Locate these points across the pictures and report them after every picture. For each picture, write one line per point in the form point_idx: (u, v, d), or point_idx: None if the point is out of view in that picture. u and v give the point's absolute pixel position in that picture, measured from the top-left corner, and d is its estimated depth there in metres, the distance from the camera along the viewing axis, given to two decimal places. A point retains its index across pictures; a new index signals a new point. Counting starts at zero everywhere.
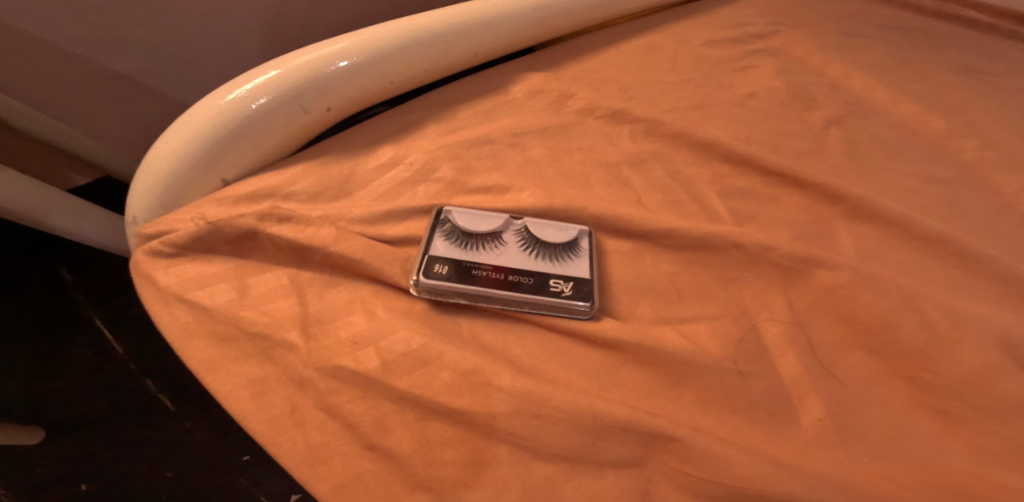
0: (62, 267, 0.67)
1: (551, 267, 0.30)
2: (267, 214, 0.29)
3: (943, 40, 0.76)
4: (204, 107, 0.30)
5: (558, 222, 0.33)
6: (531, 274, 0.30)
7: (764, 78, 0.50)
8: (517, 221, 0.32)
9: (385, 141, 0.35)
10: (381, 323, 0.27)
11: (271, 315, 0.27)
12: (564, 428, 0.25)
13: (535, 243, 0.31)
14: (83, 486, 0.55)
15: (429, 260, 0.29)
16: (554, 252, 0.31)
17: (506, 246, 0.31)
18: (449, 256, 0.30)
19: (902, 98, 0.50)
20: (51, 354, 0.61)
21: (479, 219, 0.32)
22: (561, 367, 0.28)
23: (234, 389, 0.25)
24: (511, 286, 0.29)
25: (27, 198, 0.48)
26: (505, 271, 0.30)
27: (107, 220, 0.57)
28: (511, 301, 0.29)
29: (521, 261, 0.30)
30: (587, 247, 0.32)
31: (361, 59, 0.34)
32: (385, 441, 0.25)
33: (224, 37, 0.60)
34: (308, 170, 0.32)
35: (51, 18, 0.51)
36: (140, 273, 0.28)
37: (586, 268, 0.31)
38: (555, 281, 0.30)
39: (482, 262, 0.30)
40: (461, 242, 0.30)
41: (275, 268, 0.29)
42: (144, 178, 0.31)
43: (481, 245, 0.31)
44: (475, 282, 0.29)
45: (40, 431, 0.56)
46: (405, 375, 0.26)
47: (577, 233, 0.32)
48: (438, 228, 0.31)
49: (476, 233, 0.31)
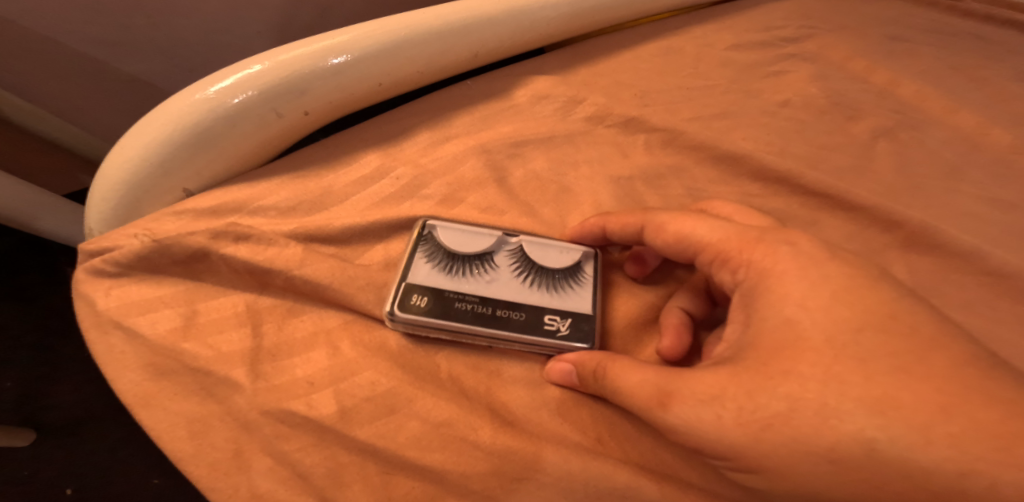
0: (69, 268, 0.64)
1: (547, 301, 0.28)
2: (222, 232, 0.26)
3: (996, 46, 0.70)
4: (164, 110, 0.27)
5: (560, 243, 0.30)
6: (523, 308, 0.27)
7: (797, 84, 0.45)
8: (511, 239, 0.29)
9: (373, 148, 0.31)
10: (344, 362, 0.24)
11: (217, 348, 0.24)
12: (548, 492, 0.23)
13: (530, 268, 0.28)
14: (69, 490, 0.54)
15: (408, 288, 0.26)
16: (551, 281, 0.28)
17: (497, 271, 0.28)
18: (430, 284, 0.26)
19: (962, 107, 0.44)
20: (49, 356, 0.60)
21: (468, 237, 0.28)
22: (553, 417, 0.25)
23: (171, 428, 0.23)
24: (498, 322, 0.26)
25: (22, 205, 0.46)
26: (496, 305, 0.27)
27: None
28: (498, 339, 0.26)
29: (514, 292, 0.27)
30: (591, 274, 0.29)
31: (345, 62, 0.31)
32: (340, 497, 0.22)
33: (235, 43, 0.58)
34: (282, 183, 0.28)
35: (62, 20, 0.50)
36: (81, 293, 0.25)
37: (588, 303, 0.28)
38: (550, 317, 0.27)
39: (469, 292, 0.27)
40: (445, 266, 0.27)
41: (231, 292, 0.25)
42: (100, 187, 0.28)
43: (470, 269, 0.28)
44: (456, 317, 0.25)
45: (30, 433, 0.54)
46: (368, 423, 0.23)
47: (581, 258, 0.29)
48: (420, 248, 0.28)
49: (464, 255, 0.28)
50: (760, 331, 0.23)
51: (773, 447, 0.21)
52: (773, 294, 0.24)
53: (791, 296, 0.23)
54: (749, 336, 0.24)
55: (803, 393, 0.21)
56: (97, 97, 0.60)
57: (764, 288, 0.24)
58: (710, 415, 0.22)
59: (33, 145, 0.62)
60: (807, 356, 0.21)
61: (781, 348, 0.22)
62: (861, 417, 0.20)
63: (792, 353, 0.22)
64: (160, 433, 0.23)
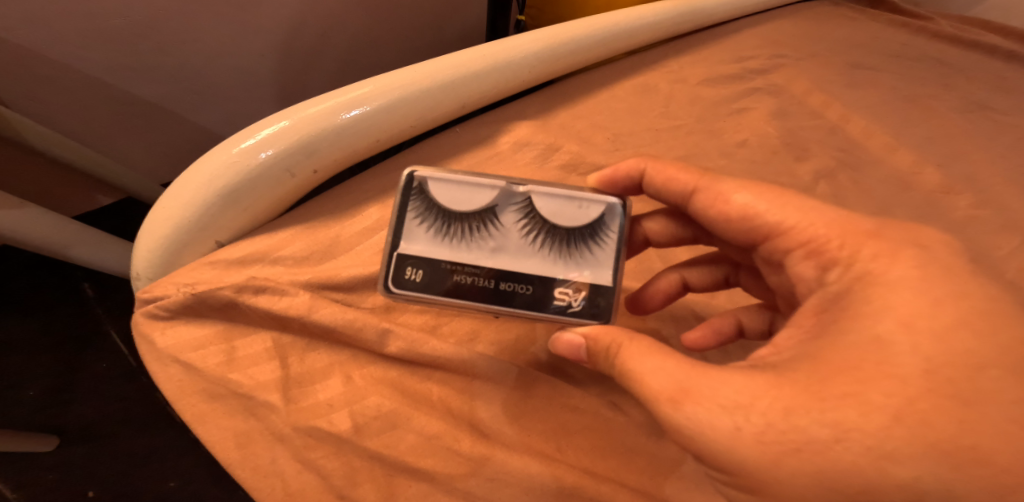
0: (88, 285, 0.85)
1: (556, 269, 0.33)
2: (244, 285, 0.31)
3: (958, 70, 0.75)
4: (201, 172, 0.33)
5: (574, 199, 0.33)
6: (532, 283, 0.32)
7: (756, 122, 0.51)
8: (520, 197, 0.33)
9: (372, 201, 0.37)
10: (356, 389, 0.31)
11: (255, 378, 0.31)
12: (514, 490, 0.30)
13: (538, 229, 0.33)
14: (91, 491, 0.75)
15: (409, 263, 0.31)
16: (559, 242, 0.33)
17: (509, 235, 0.33)
18: (426, 252, 0.32)
19: (900, 145, 0.50)
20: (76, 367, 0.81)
21: (473, 196, 0.33)
22: (522, 431, 0.32)
23: (223, 439, 0.30)
24: (507, 295, 0.32)
25: (56, 237, 0.57)
26: (502, 277, 0.32)
27: (118, 249, 0.66)
28: (506, 309, 0.32)
29: (523, 251, 0.33)
30: (615, 233, 0.34)
31: (355, 115, 0.37)
32: (354, 493, 0.30)
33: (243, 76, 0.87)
34: (297, 234, 0.34)
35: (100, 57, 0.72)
36: (141, 333, 0.32)
37: (604, 268, 0.33)
38: (561, 291, 0.32)
39: (473, 261, 0.32)
40: (451, 232, 0.32)
41: (260, 330, 0.32)
42: (145, 241, 0.34)
43: (471, 229, 0.32)
44: (462, 291, 0.32)
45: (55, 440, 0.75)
46: (376, 436, 0.30)
47: (598, 213, 0.34)
48: (412, 205, 0.32)
49: (473, 216, 0.33)
50: (832, 346, 0.27)
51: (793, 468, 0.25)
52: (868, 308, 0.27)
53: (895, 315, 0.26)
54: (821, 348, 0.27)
55: (859, 425, 0.24)
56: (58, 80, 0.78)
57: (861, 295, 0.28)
58: (729, 425, 0.26)
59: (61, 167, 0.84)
60: (884, 386, 0.25)
61: (843, 371, 0.26)
62: (901, 457, 0.24)
63: (854, 374, 0.25)
64: (214, 443, 0.31)
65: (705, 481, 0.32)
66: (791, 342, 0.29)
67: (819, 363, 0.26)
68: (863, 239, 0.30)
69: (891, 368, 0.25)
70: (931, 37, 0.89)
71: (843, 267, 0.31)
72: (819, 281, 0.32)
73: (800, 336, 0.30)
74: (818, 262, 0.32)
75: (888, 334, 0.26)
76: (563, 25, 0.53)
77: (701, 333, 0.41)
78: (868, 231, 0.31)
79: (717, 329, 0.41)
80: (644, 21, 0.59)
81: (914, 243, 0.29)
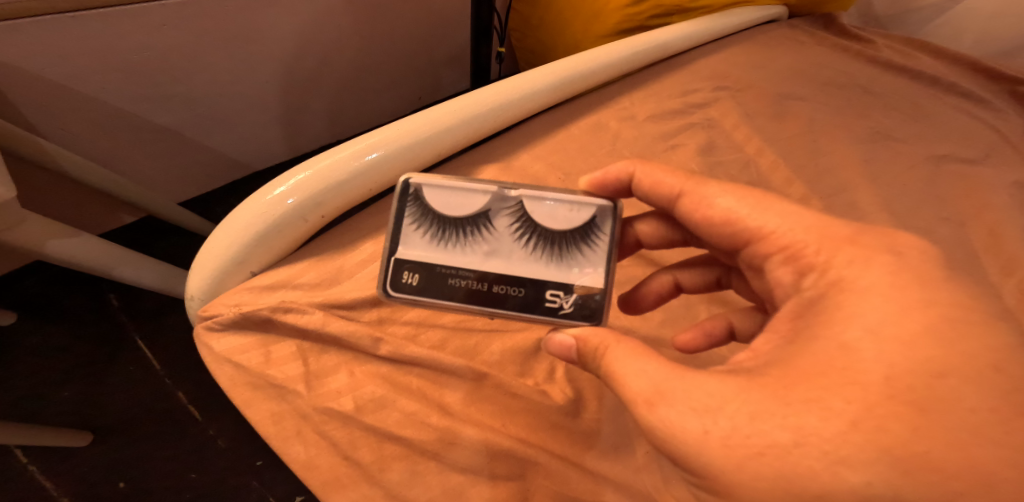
0: (112, 296, 1.16)
1: (549, 272, 0.42)
2: (277, 306, 0.42)
3: (879, 97, 0.86)
4: (244, 217, 0.44)
5: (568, 206, 0.43)
6: (527, 287, 0.42)
7: (684, 160, 0.66)
8: (513, 207, 0.43)
9: (368, 238, 0.48)
10: (357, 380, 0.42)
11: (285, 373, 0.42)
12: (471, 452, 0.41)
13: (530, 235, 0.43)
14: (122, 483, 1.00)
15: (409, 267, 0.42)
16: (551, 246, 0.43)
17: (506, 240, 0.43)
18: (423, 257, 0.42)
19: (796, 180, 0.66)
20: (106, 369, 1.09)
21: (470, 205, 0.43)
22: (479, 410, 0.43)
23: (263, 417, 0.42)
24: (505, 295, 0.41)
25: (104, 260, 0.69)
26: (495, 282, 0.42)
27: (153, 266, 0.78)
28: (502, 311, 0.41)
29: (507, 251, 0.42)
30: (609, 235, 0.43)
31: (358, 166, 0.48)
32: (355, 455, 0.41)
33: (257, 111, 1.18)
34: (311, 265, 0.45)
35: (114, 87, 0.94)
36: (202, 342, 0.43)
37: (592, 268, 0.42)
38: (553, 294, 0.42)
39: (469, 266, 0.42)
40: (450, 239, 0.43)
41: (287, 339, 0.43)
42: (200, 271, 0.44)
43: (460, 233, 0.43)
44: (462, 291, 0.41)
45: (89, 435, 1.01)
46: (371, 413, 0.41)
47: (589, 217, 0.43)
48: (409, 212, 0.43)
49: (471, 223, 0.43)
50: (799, 351, 0.34)
51: (756, 470, 0.31)
52: (837, 314, 0.34)
53: (865, 324, 0.33)
54: (788, 353, 0.34)
55: (812, 433, 0.30)
56: (69, 109, 0.93)
57: (830, 308, 0.35)
58: (699, 428, 0.33)
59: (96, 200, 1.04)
60: (845, 394, 0.31)
61: (811, 377, 0.32)
62: (843, 458, 0.30)
63: (822, 380, 0.32)
64: (257, 420, 0.42)
65: (616, 446, 0.43)
66: (767, 348, 0.36)
67: (789, 368, 0.33)
68: (841, 244, 0.38)
69: (855, 375, 0.31)
70: (867, 61, 0.98)
71: (818, 273, 0.38)
72: (796, 288, 0.39)
73: (777, 340, 0.37)
74: (795, 267, 0.40)
75: (854, 343, 0.32)
76: (509, 78, 0.62)
77: (692, 336, 0.51)
78: (846, 236, 0.38)
79: (707, 333, 0.51)
80: (583, 69, 0.69)
81: (890, 249, 0.36)
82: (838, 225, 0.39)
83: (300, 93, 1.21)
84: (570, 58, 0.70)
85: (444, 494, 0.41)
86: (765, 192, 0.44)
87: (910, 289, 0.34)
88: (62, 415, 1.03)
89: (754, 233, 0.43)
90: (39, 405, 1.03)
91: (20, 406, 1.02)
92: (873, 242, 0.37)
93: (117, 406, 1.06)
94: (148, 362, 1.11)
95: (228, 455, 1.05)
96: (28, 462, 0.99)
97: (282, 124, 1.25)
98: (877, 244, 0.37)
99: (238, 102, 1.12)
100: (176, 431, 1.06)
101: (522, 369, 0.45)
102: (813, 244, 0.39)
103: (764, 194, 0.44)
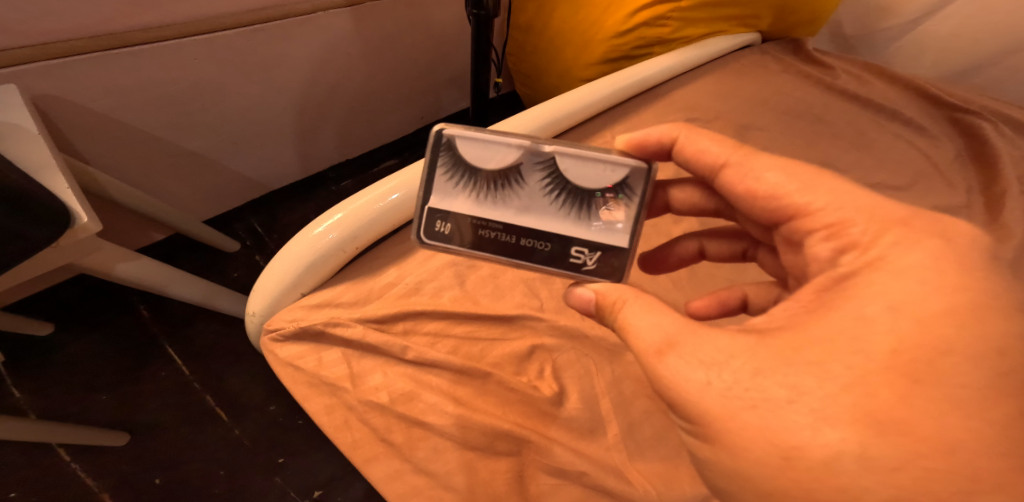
0: (143, 308, 1.27)
1: (576, 229, 0.48)
2: (330, 321, 0.54)
3: (830, 126, 0.97)
4: (296, 250, 0.55)
5: (599, 166, 0.48)
6: (555, 241, 0.48)
7: None
8: (545, 163, 0.48)
9: (391, 265, 0.61)
10: (390, 379, 0.54)
11: (335, 374, 0.54)
12: (480, 434, 0.52)
13: (560, 191, 0.48)
14: (157, 479, 1.09)
15: (443, 217, 0.49)
16: (580, 204, 0.48)
17: (537, 195, 0.48)
18: (456, 206, 0.49)
19: None
20: (138, 373, 1.20)
21: (503, 158, 0.48)
22: (485, 402, 0.55)
23: (319, 408, 0.54)
24: (533, 249, 0.48)
25: (157, 279, 0.81)
26: (524, 236, 0.48)
27: (197, 282, 0.89)
28: (530, 262, 0.48)
29: (533, 204, 0.48)
30: (639, 197, 0.48)
31: (383, 205, 0.58)
32: (390, 437, 0.53)
33: (276, 134, 1.29)
34: (349, 288, 0.57)
35: (149, 116, 1.04)
36: (268, 350, 0.55)
37: (615, 225, 0.48)
38: (579, 250, 0.48)
39: (500, 217, 0.48)
40: (483, 190, 0.48)
41: (335, 347, 0.55)
42: (259, 294, 0.56)
43: (491, 184, 0.48)
44: (493, 242, 0.48)
45: (125, 434, 1.11)
46: (402, 403, 0.53)
47: (618, 176, 0.48)
48: (443, 163, 0.49)
49: (504, 175, 0.48)
50: (856, 332, 0.37)
51: (745, 421, 0.36)
52: (905, 293, 0.37)
53: (931, 314, 0.36)
54: (823, 318, 0.38)
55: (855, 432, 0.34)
56: (109, 135, 1.03)
57: (893, 294, 0.37)
58: (703, 380, 0.38)
59: (126, 215, 1.16)
60: (887, 383, 0.35)
61: (846, 351, 0.36)
62: (894, 457, 0.33)
63: (827, 346, 0.37)
64: (314, 411, 0.54)
65: (594, 431, 0.55)
66: (784, 313, 0.40)
67: (830, 343, 0.37)
68: (891, 226, 0.41)
69: (905, 357, 0.35)
70: (826, 88, 1.10)
71: (859, 251, 0.41)
72: (833, 261, 0.42)
73: (796, 308, 0.41)
74: (836, 244, 0.42)
75: (908, 330, 0.36)
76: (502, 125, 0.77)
77: (703, 305, 0.58)
78: (900, 219, 0.41)
79: (721, 303, 0.57)
80: (560, 113, 0.83)
81: (937, 236, 0.39)
82: (893, 206, 0.42)
83: (315, 119, 1.33)
84: (545, 103, 0.84)
85: (460, 466, 0.52)
86: (818, 171, 0.46)
87: (948, 273, 0.37)
88: (97, 416, 1.13)
89: (800, 209, 0.45)
90: (76, 407, 1.13)
91: (59, 407, 1.12)
92: (925, 226, 0.40)
93: (151, 409, 1.16)
94: (177, 366, 1.22)
95: (251, 454, 1.14)
96: (70, 459, 1.08)
97: (297, 147, 1.36)
98: (929, 228, 0.40)
99: (257, 128, 1.23)
100: (204, 429, 1.15)
101: (518, 369, 0.57)
102: (861, 223, 0.41)
103: (816, 173, 0.46)
